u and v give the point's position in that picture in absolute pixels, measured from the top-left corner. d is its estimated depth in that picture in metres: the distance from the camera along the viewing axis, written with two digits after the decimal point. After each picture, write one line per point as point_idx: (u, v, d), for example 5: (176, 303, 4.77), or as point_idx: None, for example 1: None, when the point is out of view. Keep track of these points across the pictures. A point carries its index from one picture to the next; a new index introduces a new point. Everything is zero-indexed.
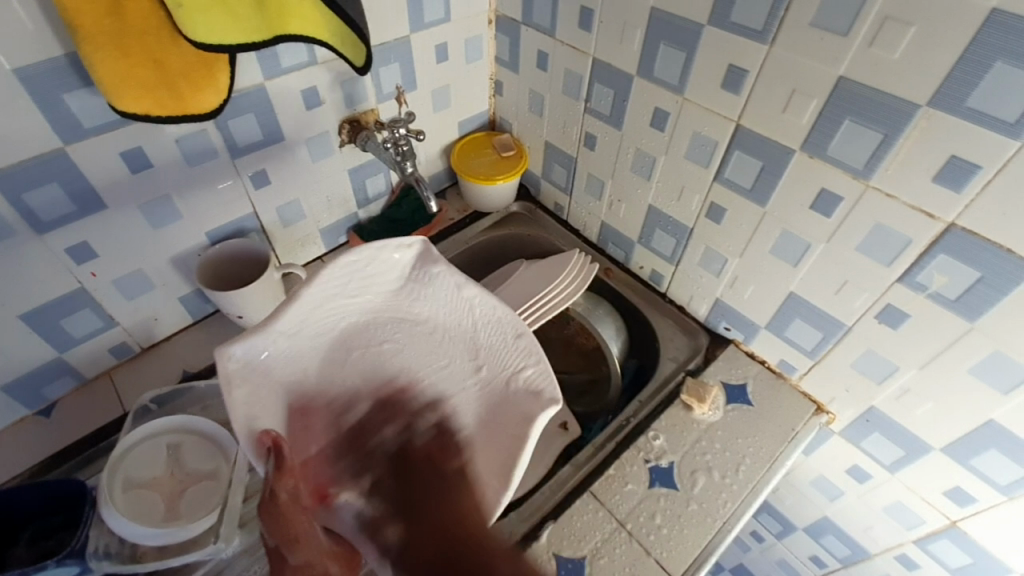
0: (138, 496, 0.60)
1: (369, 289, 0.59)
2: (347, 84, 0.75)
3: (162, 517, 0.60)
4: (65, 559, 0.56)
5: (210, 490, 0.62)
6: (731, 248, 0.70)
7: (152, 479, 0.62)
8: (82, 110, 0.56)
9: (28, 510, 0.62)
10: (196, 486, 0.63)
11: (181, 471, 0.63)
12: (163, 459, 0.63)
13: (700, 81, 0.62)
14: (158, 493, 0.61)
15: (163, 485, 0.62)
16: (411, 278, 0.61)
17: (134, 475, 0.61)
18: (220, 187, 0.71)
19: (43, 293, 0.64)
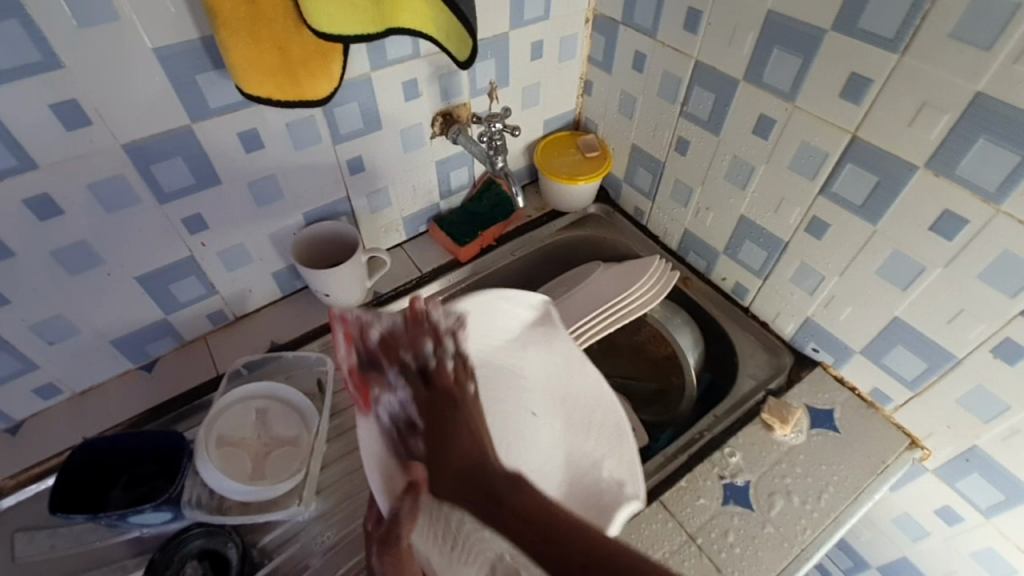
0: (229, 454, 0.64)
1: (497, 336, 0.64)
2: (445, 77, 0.76)
3: (249, 476, 0.63)
4: (162, 505, 0.60)
5: (292, 456, 0.66)
6: (830, 266, 0.67)
7: (242, 439, 0.66)
8: (210, 90, 0.60)
9: (132, 456, 0.67)
10: (280, 450, 0.66)
11: (266, 434, 0.67)
12: (252, 421, 0.67)
13: (815, 89, 0.60)
14: (245, 453, 0.65)
15: (251, 446, 0.66)
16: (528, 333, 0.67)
17: (226, 434, 0.65)
18: (321, 170, 0.75)
19: (158, 258, 0.69)
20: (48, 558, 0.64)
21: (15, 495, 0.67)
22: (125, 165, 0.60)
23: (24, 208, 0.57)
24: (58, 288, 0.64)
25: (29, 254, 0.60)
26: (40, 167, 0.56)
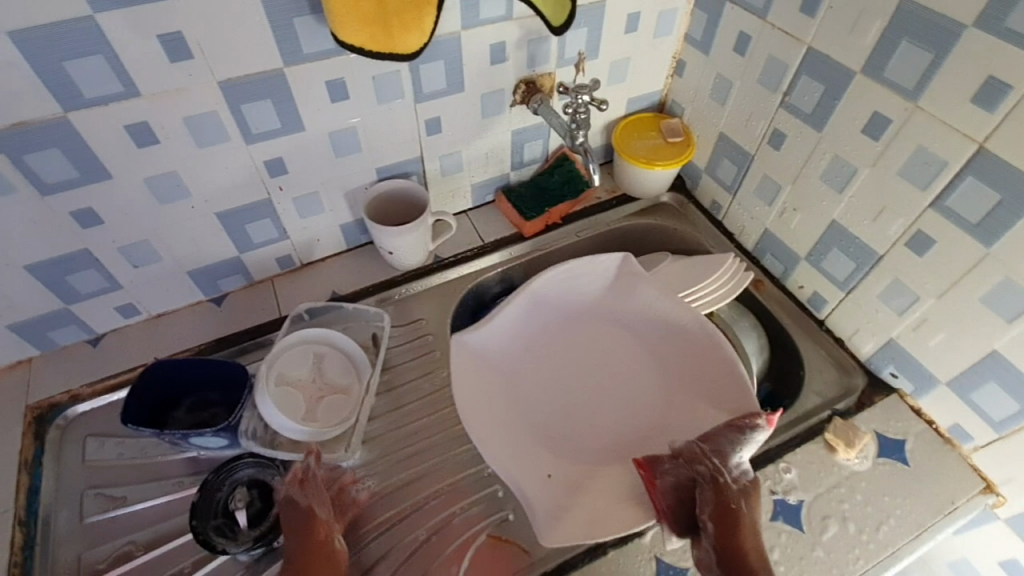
0: (286, 392, 0.67)
1: (583, 293, 0.77)
2: (534, 43, 0.74)
3: (302, 417, 0.66)
4: (220, 431, 0.63)
5: (344, 402, 0.68)
6: (927, 286, 0.61)
7: (298, 379, 0.68)
8: (304, 35, 0.61)
9: (196, 382, 0.70)
10: (333, 396, 0.68)
11: (322, 377, 0.69)
12: (309, 364, 0.69)
13: (944, 89, 0.53)
14: (301, 393, 0.67)
15: (306, 388, 0.68)
16: (618, 287, 0.76)
17: (285, 373, 0.68)
18: (399, 127, 0.74)
19: (237, 197, 0.71)
20: (116, 464, 0.69)
21: (91, 402, 0.73)
22: (218, 102, 0.62)
23: (125, 135, 0.60)
24: (147, 214, 0.68)
25: (124, 178, 0.63)
26: (142, 96, 0.58)
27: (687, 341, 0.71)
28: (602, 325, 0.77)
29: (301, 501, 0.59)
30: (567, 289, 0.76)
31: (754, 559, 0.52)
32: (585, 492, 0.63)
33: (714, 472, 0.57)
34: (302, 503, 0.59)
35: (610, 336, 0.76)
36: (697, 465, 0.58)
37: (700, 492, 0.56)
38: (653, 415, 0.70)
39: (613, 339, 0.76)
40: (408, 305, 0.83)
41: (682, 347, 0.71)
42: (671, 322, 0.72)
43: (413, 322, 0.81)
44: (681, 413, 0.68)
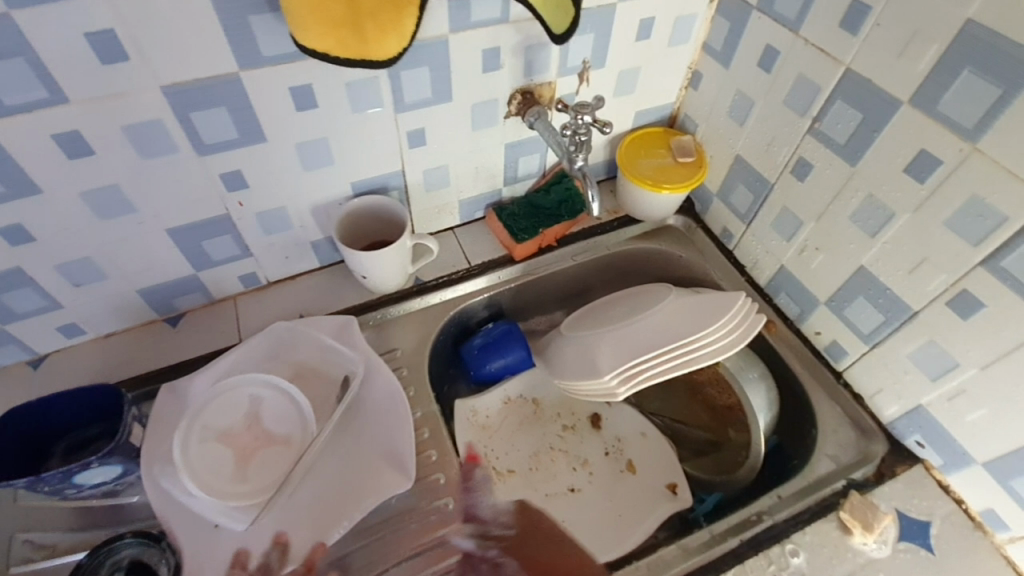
0: (211, 451, 0.58)
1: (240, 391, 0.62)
2: (533, 50, 0.65)
3: (230, 476, 0.57)
4: (109, 458, 0.57)
5: (283, 456, 0.59)
6: (970, 355, 0.53)
7: (229, 432, 0.59)
8: (263, 36, 0.52)
9: (73, 418, 0.62)
10: (269, 448, 0.59)
11: (258, 427, 0.60)
12: (242, 413, 0.61)
13: (1012, 132, 0.45)
14: (231, 448, 0.59)
15: (236, 441, 0.59)
16: (312, 364, 0.67)
17: (211, 425, 0.60)
18: (377, 140, 0.66)
19: (192, 212, 0.63)
20: (48, 505, 0.61)
21: None
22: (164, 109, 0.54)
23: (53, 144, 0.52)
24: (87, 231, 0.60)
25: (57, 192, 0.55)
26: (73, 103, 0.50)
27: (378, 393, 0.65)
28: (277, 418, 0.61)
29: None
30: (218, 398, 0.61)
31: None
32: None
33: None
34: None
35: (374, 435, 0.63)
36: None
37: None
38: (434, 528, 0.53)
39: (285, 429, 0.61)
40: (383, 332, 0.75)
41: (389, 412, 0.63)
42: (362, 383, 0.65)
43: (387, 353, 0.73)
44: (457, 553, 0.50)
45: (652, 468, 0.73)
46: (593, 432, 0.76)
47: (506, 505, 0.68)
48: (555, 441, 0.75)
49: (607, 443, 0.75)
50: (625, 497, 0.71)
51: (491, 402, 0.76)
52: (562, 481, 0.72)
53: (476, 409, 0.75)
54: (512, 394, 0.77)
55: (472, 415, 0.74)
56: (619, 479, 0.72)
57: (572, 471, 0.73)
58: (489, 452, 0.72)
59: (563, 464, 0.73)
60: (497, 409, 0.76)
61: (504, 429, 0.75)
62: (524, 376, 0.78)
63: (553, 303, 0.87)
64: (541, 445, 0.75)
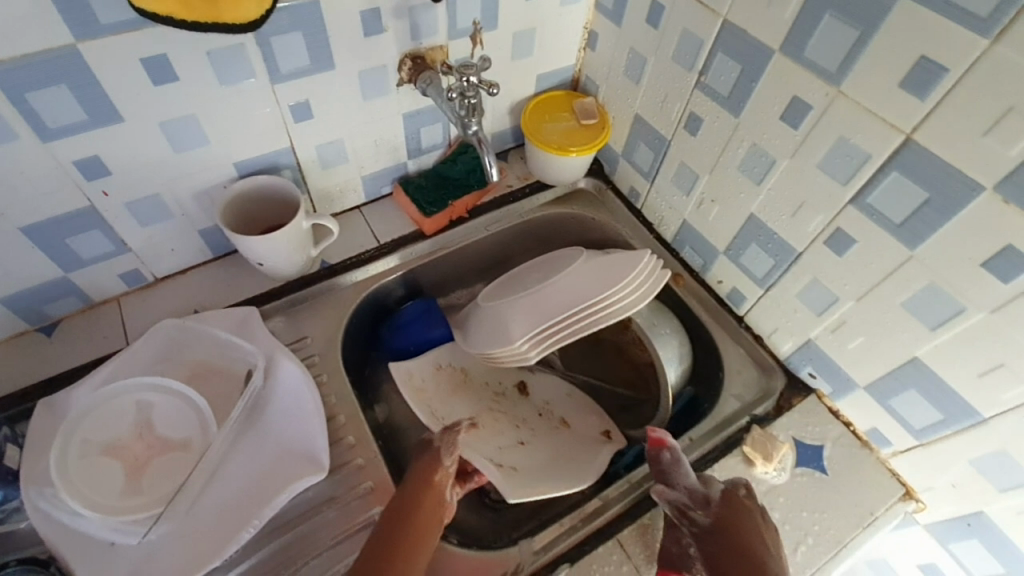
0: (96, 465, 0.54)
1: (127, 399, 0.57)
2: (416, 11, 0.62)
3: (121, 490, 0.53)
4: None
5: (180, 462, 0.56)
6: (847, 288, 0.56)
7: (118, 443, 0.55)
8: (96, 0, 0.46)
9: None
10: (164, 455, 0.56)
11: (151, 434, 0.56)
12: (130, 421, 0.56)
13: (868, 72, 0.47)
14: (121, 460, 0.55)
15: (126, 451, 0.55)
16: (210, 365, 0.64)
17: (95, 438, 0.55)
18: (256, 115, 0.61)
19: (48, 208, 0.57)
20: None
21: None
22: None
23: None
24: None
25: None
26: None
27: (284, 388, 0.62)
28: (173, 424, 0.57)
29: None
30: (101, 408, 0.57)
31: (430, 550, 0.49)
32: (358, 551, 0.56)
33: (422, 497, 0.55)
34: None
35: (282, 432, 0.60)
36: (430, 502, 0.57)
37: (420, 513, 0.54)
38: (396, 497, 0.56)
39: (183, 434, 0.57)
40: (290, 321, 0.71)
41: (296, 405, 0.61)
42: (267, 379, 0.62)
43: (296, 342, 0.70)
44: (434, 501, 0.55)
45: (583, 421, 0.75)
46: (523, 399, 0.77)
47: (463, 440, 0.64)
48: (491, 404, 0.74)
49: (537, 407, 0.76)
50: (567, 448, 0.70)
51: (425, 366, 0.74)
52: (508, 436, 0.70)
53: (411, 372, 0.72)
54: (443, 360, 0.76)
55: (409, 377, 0.72)
56: (558, 434, 0.73)
57: (515, 428, 0.72)
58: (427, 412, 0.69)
59: (505, 422, 0.72)
60: (429, 375, 0.74)
61: (437, 394, 0.73)
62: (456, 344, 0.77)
63: (472, 275, 0.86)
64: (479, 408, 0.73)
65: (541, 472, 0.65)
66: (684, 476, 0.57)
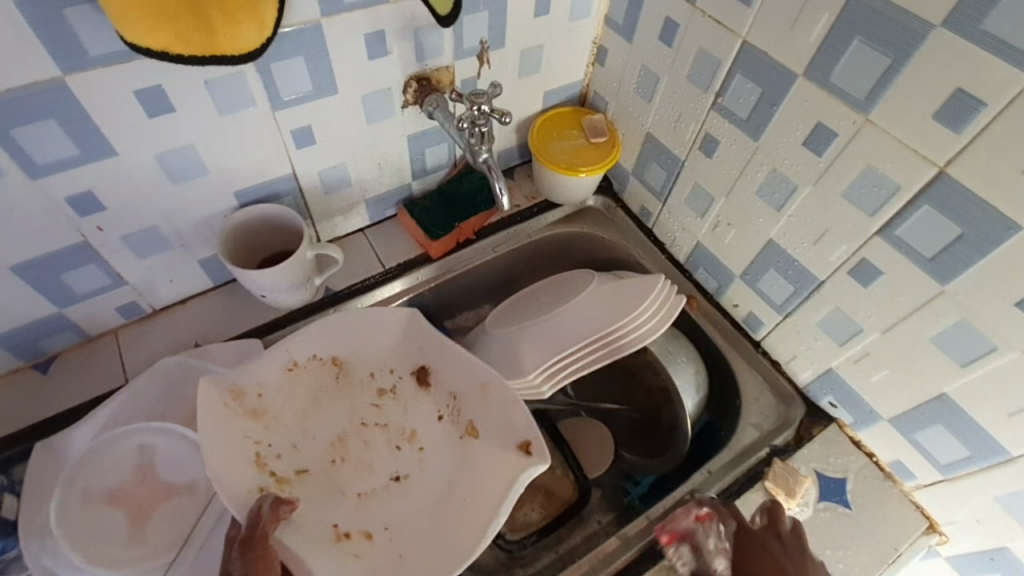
0: (99, 514, 0.52)
1: (125, 445, 0.55)
2: (422, 32, 0.59)
3: (126, 539, 0.52)
4: None
5: (186, 508, 0.54)
6: (872, 319, 0.55)
7: (120, 490, 0.53)
8: (87, 32, 0.44)
9: None
10: (169, 501, 0.54)
11: (154, 478, 0.55)
12: (132, 467, 0.54)
13: (899, 102, 0.45)
14: (124, 507, 0.53)
15: (130, 498, 0.54)
16: None
17: (96, 486, 0.53)
18: (256, 143, 0.59)
19: (39, 244, 0.54)
20: None
21: None
22: None
23: None
24: None
25: None
26: None
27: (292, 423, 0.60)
28: (176, 467, 0.55)
29: None
30: (98, 455, 0.54)
31: None
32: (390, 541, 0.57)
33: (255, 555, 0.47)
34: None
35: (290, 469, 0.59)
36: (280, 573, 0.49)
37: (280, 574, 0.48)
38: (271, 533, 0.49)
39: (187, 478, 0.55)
40: None
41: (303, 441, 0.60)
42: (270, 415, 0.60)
43: None
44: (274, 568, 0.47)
45: (491, 429, 0.60)
46: (422, 393, 0.65)
47: (296, 525, 0.54)
48: (366, 415, 0.64)
49: (440, 402, 0.64)
50: (457, 470, 0.60)
51: (270, 372, 0.60)
52: (384, 465, 0.62)
53: (245, 387, 0.58)
54: (300, 358, 0.62)
55: (237, 397, 0.57)
56: (456, 447, 0.62)
57: (397, 449, 0.63)
58: (265, 450, 0.57)
59: (383, 442, 0.64)
60: (283, 381, 0.61)
61: (286, 412, 0.61)
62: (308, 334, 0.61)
63: (479, 297, 0.83)
64: (348, 424, 0.64)
65: (416, 534, 0.57)
66: (714, 558, 0.53)
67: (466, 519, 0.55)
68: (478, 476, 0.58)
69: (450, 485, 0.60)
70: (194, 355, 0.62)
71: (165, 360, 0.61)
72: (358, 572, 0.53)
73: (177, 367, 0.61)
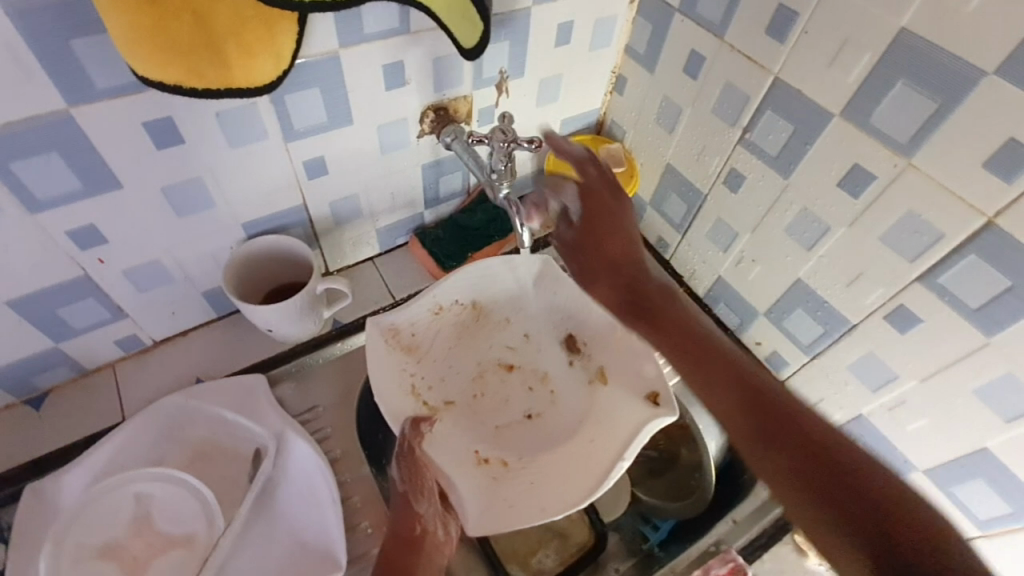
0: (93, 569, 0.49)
1: (121, 494, 0.52)
2: (442, 62, 0.57)
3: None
4: None
5: (182, 563, 0.50)
6: (909, 367, 0.52)
7: (114, 542, 0.50)
8: (95, 65, 0.41)
9: None
10: (165, 555, 0.50)
11: (150, 531, 0.51)
12: (128, 517, 0.52)
13: (946, 147, 0.43)
14: (118, 562, 0.50)
15: (125, 552, 0.50)
16: (213, 443, 0.59)
17: (89, 541, 0.50)
18: (268, 174, 0.56)
19: (37, 279, 0.51)
20: None
21: None
22: None
23: None
24: None
25: None
26: None
27: (297, 469, 0.57)
28: (173, 519, 0.52)
29: (418, 512, 0.52)
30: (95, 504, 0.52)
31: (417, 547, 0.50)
32: (512, 480, 0.57)
33: (408, 449, 0.54)
34: (424, 504, 0.52)
35: (294, 519, 0.55)
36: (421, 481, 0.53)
37: (424, 480, 0.53)
38: (412, 442, 0.54)
39: (182, 532, 0.51)
40: (302, 388, 0.66)
41: (306, 490, 0.56)
42: (274, 460, 0.57)
43: (307, 413, 0.64)
44: (420, 464, 0.54)
45: (621, 373, 0.60)
46: (552, 338, 0.66)
47: (441, 445, 0.58)
48: (503, 355, 0.66)
49: (570, 347, 0.65)
50: (591, 406, 0.60)
51: (419, 315, 0.62)
52: (517, 407, 0.63)
53: (398, 326, 0.61)
54: (444, 302, 0.64)
55: (393, 333, 0.61)
56: (587, 390, 0.62)
57: (528, 392, 0.64)
58: (418, 382, 0.61)
59: (517, 383, 0.65)
60: (426, 322, 0.63)
61: (437, 346, 0.64)
62: (452, 278, 0.63)
63: None
64: (486, 362, 0.66)
65: (544, 466, 0.57)
66: None
67: (591, 459, 0.55)
68: (612, 418, 0.57)
69: (581, 425, 0.60)
70: (194, 392, 0.59)
71: (164, 400, 0.58)
72: (495, 493, 0.55)
73: (176, 406, 0.58)
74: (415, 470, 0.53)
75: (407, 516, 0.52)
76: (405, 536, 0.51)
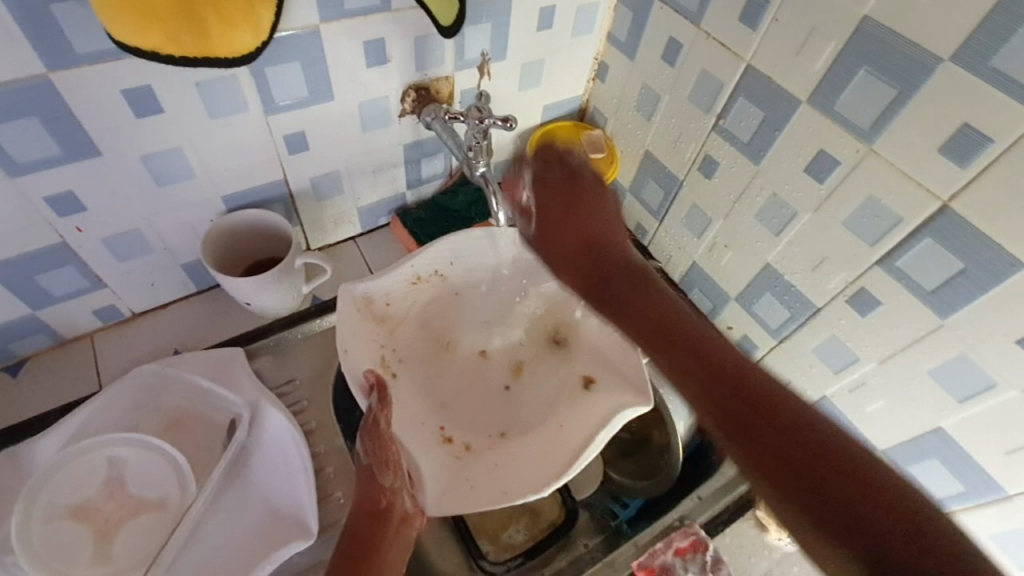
0: (64, 529, 0.50)
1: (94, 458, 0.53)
2: (422, 41, 0.58)
3: (89, 560, 0.49)
4: None
5: (155, 525, 0.51)
6: (868, 350, 0.54)
7: (87, 504, 0.51)
8: (74, 30, 0.42)
9: None
10: (137, 519, 0.51)
11: (123, 494, 0.52)
12: (100, 480, 0.52)
13: (905, 133, 0.44)
14: (90, 524, 0.51)
15: (97, 514, 0.51)
16: (188, 412, 0.59)
17: (61, 501, 0.51)
18: (248, 147, 0.57)
19: (15, 245, 0.52)
20: None
21: None
22: None
23: None
24: None
25: None
26: None
27: (270, 438, 0.58)
28: (146, 483, 0.53)
29: (383, 486, 0.51)
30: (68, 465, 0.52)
31: (382, 522, 0.49)
32: (483, 463, 0.58)
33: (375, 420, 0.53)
34: (387, 476, 0.51)
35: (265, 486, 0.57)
36: (386, 450, 0.52)
37: (391, 454, 0.52)
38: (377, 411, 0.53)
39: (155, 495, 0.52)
40: (279, 362, 0.67)
41: (279, 458, 0.57)
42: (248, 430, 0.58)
43: (285, 385, 0.65)
44: (387, 436, 0.52)
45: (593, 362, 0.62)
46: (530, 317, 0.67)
47: (407, 422, 0.58)
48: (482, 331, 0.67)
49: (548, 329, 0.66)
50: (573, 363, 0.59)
51: (395, 285, 0.62)
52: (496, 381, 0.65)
53: (372, 296, 0.61)
54: (422, 273, 0.64)
55: (366, 302, 0.61)
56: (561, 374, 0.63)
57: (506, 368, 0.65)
58: (388, 354, 0.61)
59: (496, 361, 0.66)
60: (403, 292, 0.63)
61: (411, 320, 0.64)
62: (431, 248, 0.63)
63: None
64: (462, 336, 0.66)
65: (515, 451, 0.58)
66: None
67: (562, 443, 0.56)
68: (579, 415, 0.58)
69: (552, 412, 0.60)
70: (171, 362, 0.60)
71: (140, 368, 0.58)
72: (461, 473, 0.57)
73: (152, 375, 0.59)
74: (380, 443, 0.52)
75: (371, 489, 0.51)
76: (371, 511, 0.50)
